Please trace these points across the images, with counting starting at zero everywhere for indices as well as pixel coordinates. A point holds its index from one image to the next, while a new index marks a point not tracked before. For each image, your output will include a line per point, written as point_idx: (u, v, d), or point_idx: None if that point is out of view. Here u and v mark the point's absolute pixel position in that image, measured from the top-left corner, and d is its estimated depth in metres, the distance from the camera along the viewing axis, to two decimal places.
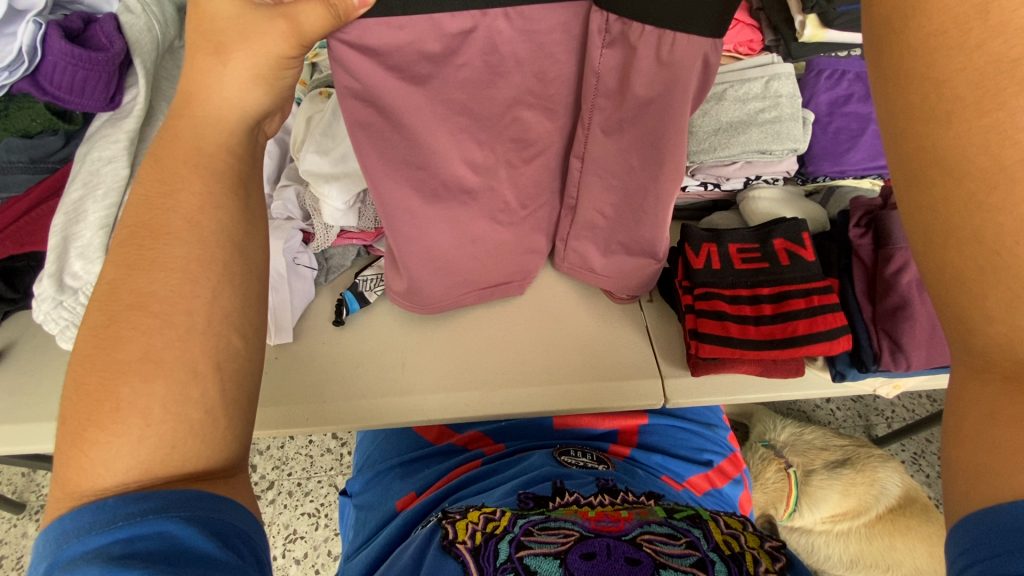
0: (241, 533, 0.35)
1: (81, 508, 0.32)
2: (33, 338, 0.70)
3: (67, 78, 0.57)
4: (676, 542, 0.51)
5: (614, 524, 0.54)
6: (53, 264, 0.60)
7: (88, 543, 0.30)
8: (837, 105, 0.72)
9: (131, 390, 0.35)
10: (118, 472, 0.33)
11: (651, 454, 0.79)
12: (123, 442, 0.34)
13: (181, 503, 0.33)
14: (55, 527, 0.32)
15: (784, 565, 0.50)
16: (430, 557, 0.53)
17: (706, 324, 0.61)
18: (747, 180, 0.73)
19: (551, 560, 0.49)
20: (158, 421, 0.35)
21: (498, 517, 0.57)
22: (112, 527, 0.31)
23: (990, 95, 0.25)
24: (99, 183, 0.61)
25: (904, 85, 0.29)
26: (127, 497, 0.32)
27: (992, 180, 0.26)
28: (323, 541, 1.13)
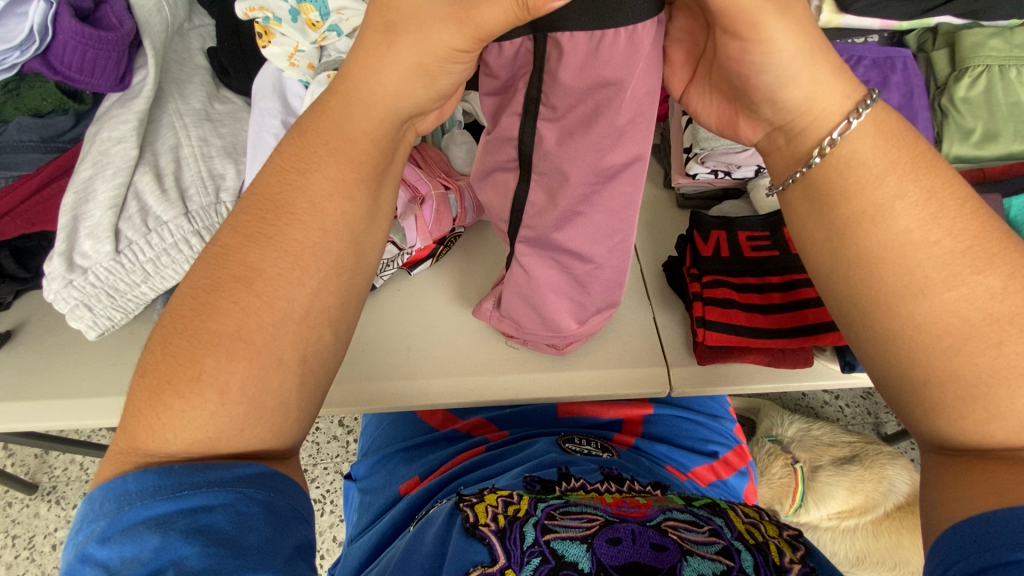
0: (298, 513, 0.37)
1: (145, 470, 0.35)
2: (43, 318, 0.71)
3: (77, 58, 0.57)
4: (700, 529, 0.51)
5: (636, 510, 0.53)
6: (63, 243, 0.60)
7: (151, 508, 0.33)
8: None
9: (209, 379, 0.37)
10: (180, 439, 0.36)
11: (656, 444, 0.78)
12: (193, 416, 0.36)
13: (246, 479, 0.36)
14: (115, 486, 0.34)
15: (804, 554, 0.50)
16: (455, 540, 0.51)
17: (713, 313, 0.61)
18: (758, 169, 0.71)
19: (577, 545, 0.48)
20: (239, 397, 0.37)
21: (517, 500, 0.54)
22: (177, 495, 0.34)
23: (954, 275, 0.37)
24: (108, 163, 0.62)
25: (892, 268, 0.38)
26: (190, 467, 0.35)
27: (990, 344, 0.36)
28: (329, 527, 1.21)
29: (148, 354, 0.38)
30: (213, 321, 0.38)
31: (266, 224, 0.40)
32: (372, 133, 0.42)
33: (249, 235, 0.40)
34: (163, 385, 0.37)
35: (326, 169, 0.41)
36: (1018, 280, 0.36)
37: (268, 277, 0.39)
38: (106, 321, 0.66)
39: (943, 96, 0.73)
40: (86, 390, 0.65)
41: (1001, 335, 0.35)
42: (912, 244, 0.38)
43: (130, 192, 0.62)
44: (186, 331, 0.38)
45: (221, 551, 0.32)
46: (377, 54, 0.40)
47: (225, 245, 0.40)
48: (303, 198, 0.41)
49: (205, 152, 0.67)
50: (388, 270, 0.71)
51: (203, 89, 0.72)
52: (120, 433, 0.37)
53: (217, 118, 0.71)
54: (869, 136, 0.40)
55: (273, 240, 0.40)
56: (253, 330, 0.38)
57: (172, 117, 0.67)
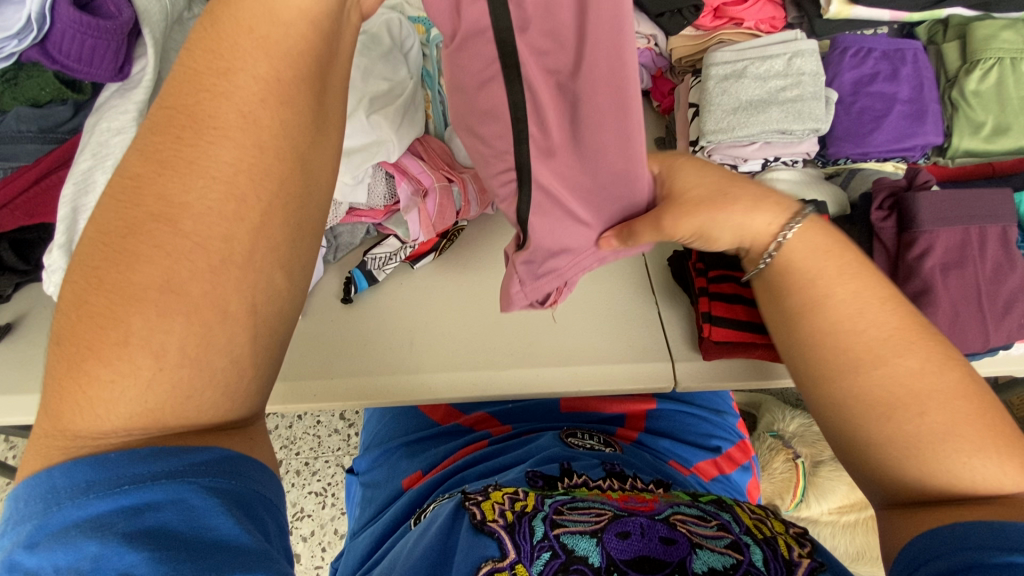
0: (263, 501, 0.37)
1: (74, 463, 0.33)
2: (43, 311, 0.70)
3: (75, 47, 0.56)
4: (708, 523, 0.51)
5: (644, 504, 0.53)
6: (63, 235, 0.59)
7: (84, 507, 0.32)
8: (862, 84, 0.69)
9: (139, 341, 0.35)
10: (116, 417, 0.35)
11: (659, 439, 0.78)
12: (124, 384, 0.35)
13: (197, 468, 0.34)
14: (39, 483, 0.33)
15: (811, 550, 0.49)
16: (464, 538, 0.51)
17: (719, 308, 0.61)
18: (766, 162, 0.70)
19: (587, 539, 0.48)
20: (177, 360, 0.36)
21: (523, 496, 0.54)
22: (117, 491, 0.33)
23: (880, 358, 0.46)
24: (109, 154, 0.61)
25: (830, 348, 0.48)
26: (128, 456, 0.34)
27: (920, 410, 0.43)
28: (330, 520, 1.21)
29: (62, 320, 0.36)
30: (136, 273, 0.36)
31: (182, 143, 0.38)
32: (308, 11, 0.38)
33: (163, 161, 0.37)
34: (82, 353, 0.35)
35: (253, 66, 0.38)
36: (932, 361, 0.45)
37: (195, 214, 0.37)
38: None
39: (953, 89, 0.73)
40: None
41: (921, 406, 0.43)
42: (855, 329, 0.47)
43: None
44: (105, 286, 0.36)
45: (174, 555, 0.31)
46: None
47: (137, 175, 0.37)
48: (225, 105, 0.38)
49: None
50: (391, 263, 0.72)
51: None
52: (40, 414, 0.35)
53: None
54: (799, 248, 0.51)
55: (192, 164, 0.37)
56: (185, 281, 0.36)
57: None
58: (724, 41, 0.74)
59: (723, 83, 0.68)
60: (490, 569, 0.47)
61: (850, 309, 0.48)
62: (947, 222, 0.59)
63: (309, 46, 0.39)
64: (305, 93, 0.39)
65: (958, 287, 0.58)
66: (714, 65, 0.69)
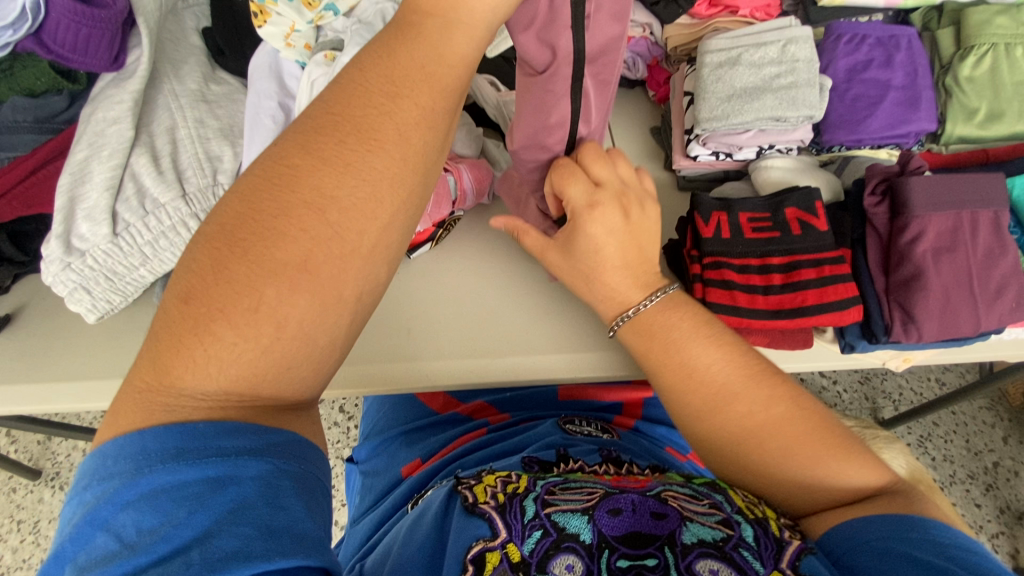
0: (324, 488, 0.37)
1: (166, 428, 0.33)
2: (42, 302, 0.71)
3: (70, 36, 0.56)
4: (700, 501, 0.51)
5: (636, 483, 0.54)
6: (60, 225, 0.60)
7: (173, 474, 0.33)
8: (856, 70, 0.69)
9: (268, 311, 0.35)
10: (222, 378, 0.35)
11: (655, 427, 0.79)
12: (244, 348, 0.35)
13: (273, 447, 0.35)
14: (130, 444, 0.33)
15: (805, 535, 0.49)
16: (456, 521, 0.51)
17: (714, 294, 0.60)
18: (760, 150, 0.70)
19: (579, 516, 0.49)
20: (294, 331, 0.36)
21: (516, 479, 0.55)
22: (203, 463, 0.33)
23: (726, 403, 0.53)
24: (104, 143, 0.61)
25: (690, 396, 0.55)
26: (218, 428, 0.34)
27: (776, 453, 0.51)
28: (331, 511, 1.22)
29: (195, 279, 0.36)
30: (279, 249, 0.36)
31: (346, 147, 0.38)
32: (466, 57, 0.40)
33: (324, 158, 0.38)
34: (212, 313, 0.35)
35: (419, 96, 0.39)
36: (758, 402, 0.52)
37: (342, 207, 0.37)
38: (106, 304, 0.65)
39: (948, 75, 0.73)
40: (89, 372, 0.65)
41: (765, 441, 0.51)
42: (702, 375, 0.54)
43: (128, 172, 0.62)
44: (247, 256, 0.36)
45: (254, 532, 0.32)
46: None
47: (295, 165, 0.38)
48: (387, 123, 0.38)
49: (202, 134, 0.67)
50: None
51: (199, 70, 0.71)
52: (146, 364, 0.35)
53: (213, 100, 0.70)
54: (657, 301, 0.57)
55: (349, 165, 0.38)
56: (319, 262, 0.37)
57: (168, 98, 0.67)
58: (719, 29, 0.75)
59: (717, 71, 0.68)
60: (481, 548, 0.48)
61: (685, 352, 0.55)
62: (939, 208, 0.59)
63: (458, 82, 0.40)
64: (445, 113, 0.40)
65: (950, 271, 0.58)
66: (708, 53, 0.69)
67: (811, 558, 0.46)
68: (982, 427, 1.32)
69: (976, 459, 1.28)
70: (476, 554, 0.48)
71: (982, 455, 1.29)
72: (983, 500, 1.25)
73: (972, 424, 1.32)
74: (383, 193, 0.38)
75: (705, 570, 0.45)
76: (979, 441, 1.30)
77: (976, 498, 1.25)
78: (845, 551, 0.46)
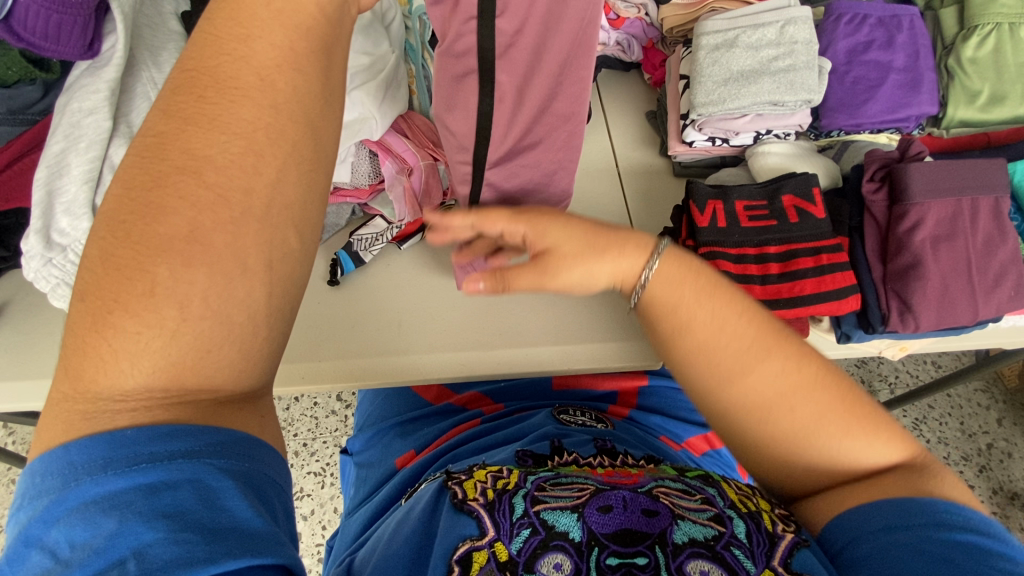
0: (275, 484, 0.34)
1: (94, 437, 0.30)
2: (28, 298, 0.69)
3: (41, 23, 0.54)
4: (692, 497, 0.50)
5: (628, 478, 0.53)
6: (39, 220, 0.58)
7: (102, 484, 0.29)
8: (856, 52, 0.67)
9: (164, 293, 0.33)
10: (139, 373, 0.32)
11: (650, 415, 0.79)
12: (150, 337, 0.32)
13: (214, 447, 0.32)
14: (55, 459, 0.30)
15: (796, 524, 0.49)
16: (444, 517, 0.51)
17: None
18: (758, 135, 0.69)
19: (568, 514, 0.48)
20: (201, 311, 0.33)
21: (506, 474, 0.54)
22: (134, 469, 0.30)
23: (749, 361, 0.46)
24: (81, 135, 0.59)
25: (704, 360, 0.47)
26: (149, 431, 0.31)
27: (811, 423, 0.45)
28: (330, 498, 1.23)
29: (86, 274, 0.34)
30: (163, 222, 0.34)
31: (204, 103, 0.37)
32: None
33: (186, 118, 0.37)
34: (109, 305, 0.32)
35: (270, 38, 0.39)
36: (791, 359, 0.46)
37: (216, 166, 0.36)
38: None
39: (950, 56, 0.71)
40: None
41: (793, 403, 0.44)
42: (727, 330, 0.46)
43: (106, 164, 0.60)
44: (131, 238, 0.34)
45: (191, 535, 0.29)
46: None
47: (159, 133, 0.37)
48: (244, 69, 0.38)
49: None
50: (377, 244, 0.71)
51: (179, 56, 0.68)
52: (57, 375, 0.32)
53: None
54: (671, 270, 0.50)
55: (214, 121, 0.37)
56: (208, 230, 0.35)
57: (146, 86, 0.65)
58: (716, 9, 0.73)
59: (714, 54, 0.66)
60: (468, 548, 0.47)
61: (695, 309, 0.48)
62: (939, 194, 0.58)
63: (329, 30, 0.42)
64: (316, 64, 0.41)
65: (949, 260, 0.57)
66: (704, 34, 0.67)
67: (805, 551, 0.45)
68: (976, 410, 1.32)
69: (971, 442, 1.29)
70: (464, 553, 0.47)
71: (976, 437, 1.29)
72: (976, 481, 1.25)
73: (967, 407, 1.32)
74: (262, 147, 0.38)
75: (696, 571, 0.44)
76: (973, 424, 1.30)
77: (969, 480, 1.25)
78: (857, 538, 0.43)
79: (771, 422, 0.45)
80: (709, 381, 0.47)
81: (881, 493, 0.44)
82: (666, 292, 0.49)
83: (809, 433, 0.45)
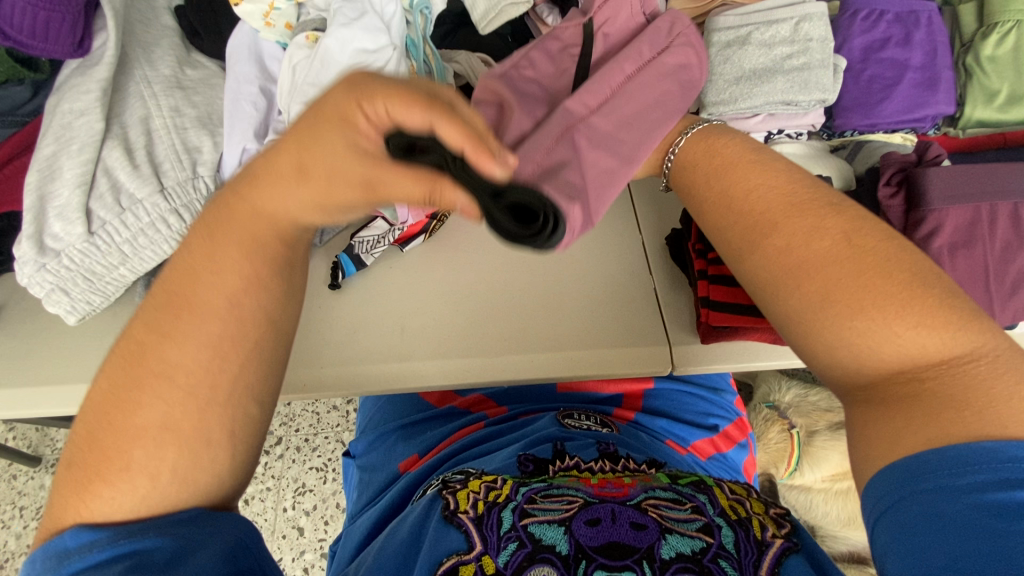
0: (246, 546, 0.39)
1: (81, 526, 0.36)
2: (22, 302, 0.68)
3: (29, 21, 0.52)
4: (682, 507, 0.50)
5: (619, 489, 0.52)
6: (31, 225, 0.56)
7: (89, 559, 0.35)
8: (872, 50, 0.65)
9: (138, 468, 0.36)
10: (119, 503, 0.36)
11: (656, 418, 0.78)
12: (122, 494, 0.36)
13: (181, 523, 0.37)
14: (54, 544, 0.36)
15: (788, 532, 0.49)
16: (433, 527, 0.51)
17: (716, 293, 0.58)
18: (768, 135, 0.67)
19: (555, 528, 0.48)
20: (167, 476, 0.37)
21: (500, 484, 0.54)
22: (115, 544, 0.35)
23: (766, 228, 0.44)
24: (73, 137, 0.58)
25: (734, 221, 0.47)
26: (124, 526, 0.36)
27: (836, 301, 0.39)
28: (332, 494, 1.23)
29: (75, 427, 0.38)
30: (137, 413, 0.37)
31: (176, 323, 0.38)
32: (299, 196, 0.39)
33: (154, 331, 0.38)
34: (88, 474, 0.36)
35: (231, 253, 0.40)
36: (808, 230, 0.42)
37: (184, 370, 0.38)
38: (86, 305, 0.62)
39: (969, 54, 0.69)
40: (72, 375, 0.63)
41: (810, 270, 0.40)
42: (756, 193, 0.46)
43: (99, 167, 0.59)
44: (110, 421, 0.37)
45: None
46: (286, 184, 0.37)
47: (138, 342, 0.38)
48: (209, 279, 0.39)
49: (178, 123, 0.64)
50: (380, 246, 0.69)
51: (172, 54, 0.67)
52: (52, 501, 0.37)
53: (189, 86, 0.66)
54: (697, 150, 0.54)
55: (178, 326, 0.38)
56: (172, 411, 0.37)
57: (139, 85, 0.63)
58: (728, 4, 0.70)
59: (725, 51, 0.64)
60: (455, 562, 0.47)
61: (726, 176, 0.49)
62: (958, 200, 0.56)
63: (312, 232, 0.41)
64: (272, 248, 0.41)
65: (966, 267, 0.56)
66: (715, 31, 0.65)
67: (794, 557, 0.46)
68: None
69: None
70: (449, 568, 0.47)
71: None
72: None
73: None
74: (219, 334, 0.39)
75: None
76: None
77: None
78: (895, 505, 0.33)
79: (788, 220, 0.43)
80: (740, 231, 0.46)
81: (922, 413, 0.34)
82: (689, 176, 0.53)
83: (827, 297, 0.39)
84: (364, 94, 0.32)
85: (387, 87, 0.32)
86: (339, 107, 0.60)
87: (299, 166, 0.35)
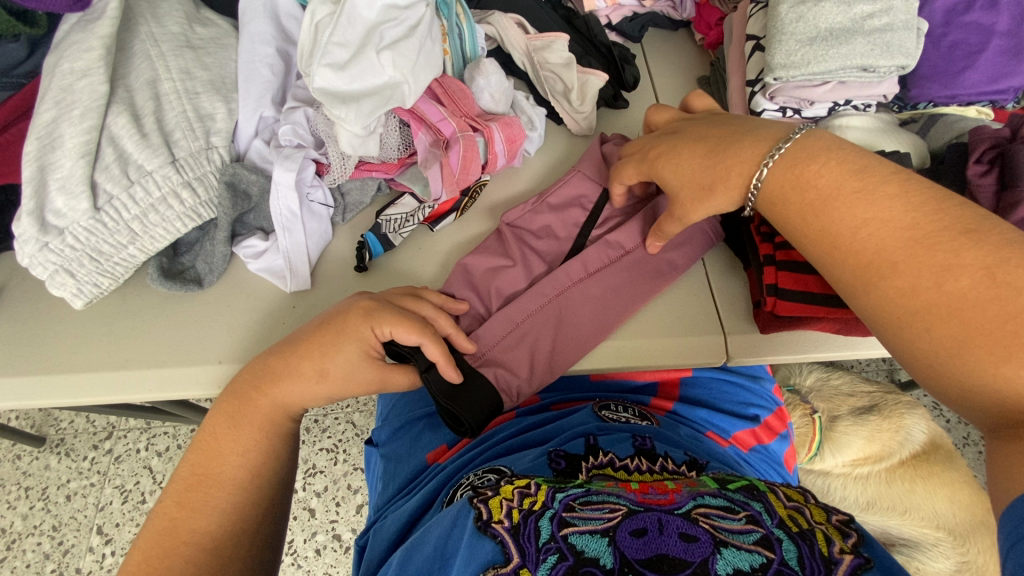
0: None
1: None
2: (24, 282, 0.63)
3: None
4: (736, 516, 0.45)
5: (664, 498, 0.48)
6: (31, 200, 0.51)
7: None
8: (955, 13, 0.60)
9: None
10: None
11: (695, 408, 0.74)
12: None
13: None
14: None
15: (857, 543, 0.44)
16: (466, 538, 0.47)
17: (785, 280, 0.54)
18: (834, 106, 0.62)
19: (598, 539, 0.43)
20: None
21: (534, 491, 0.50)
22: None
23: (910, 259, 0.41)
24: (74, 102, 0.52)
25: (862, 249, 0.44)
26: None
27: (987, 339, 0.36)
28: (343, 475, 1.20)
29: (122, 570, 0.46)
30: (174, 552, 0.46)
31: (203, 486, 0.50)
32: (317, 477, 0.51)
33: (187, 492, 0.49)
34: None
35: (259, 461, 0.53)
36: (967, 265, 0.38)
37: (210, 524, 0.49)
38: (94, 288, 0.57)
39: None
40: (81, 362, 0.58)
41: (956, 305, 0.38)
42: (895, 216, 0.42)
43: (106, 136, 0.53)
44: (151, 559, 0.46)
45: None
46: (308, 382, 0.52)
47: (172, 514, 0.48)
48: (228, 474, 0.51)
49: (189, 88, 0.58)
50: (407, 227, 0.64)
51: (181, 9, 0.61)
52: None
53: (200, 46, 0.60)
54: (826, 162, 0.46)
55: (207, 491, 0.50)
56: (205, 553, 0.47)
57: (145, 44, 0.57)
58: None
59: (798, 9, 0.58)
60: None
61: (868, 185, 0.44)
62: None
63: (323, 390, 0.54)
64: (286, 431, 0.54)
65: None
66: None
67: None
68: None
69: None
70: None
71: None
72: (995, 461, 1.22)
73: None
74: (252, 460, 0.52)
75: None
76: None
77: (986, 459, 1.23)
78: None
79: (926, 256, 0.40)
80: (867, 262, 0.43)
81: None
82: (815, 173, 0.46)
83: (981, 338, 0.37)
84: (374, 323, 0.52)
85: (394, 319, 0.52)
86: (361, 66, 0.55)
87: (320, 372, 0.52)
